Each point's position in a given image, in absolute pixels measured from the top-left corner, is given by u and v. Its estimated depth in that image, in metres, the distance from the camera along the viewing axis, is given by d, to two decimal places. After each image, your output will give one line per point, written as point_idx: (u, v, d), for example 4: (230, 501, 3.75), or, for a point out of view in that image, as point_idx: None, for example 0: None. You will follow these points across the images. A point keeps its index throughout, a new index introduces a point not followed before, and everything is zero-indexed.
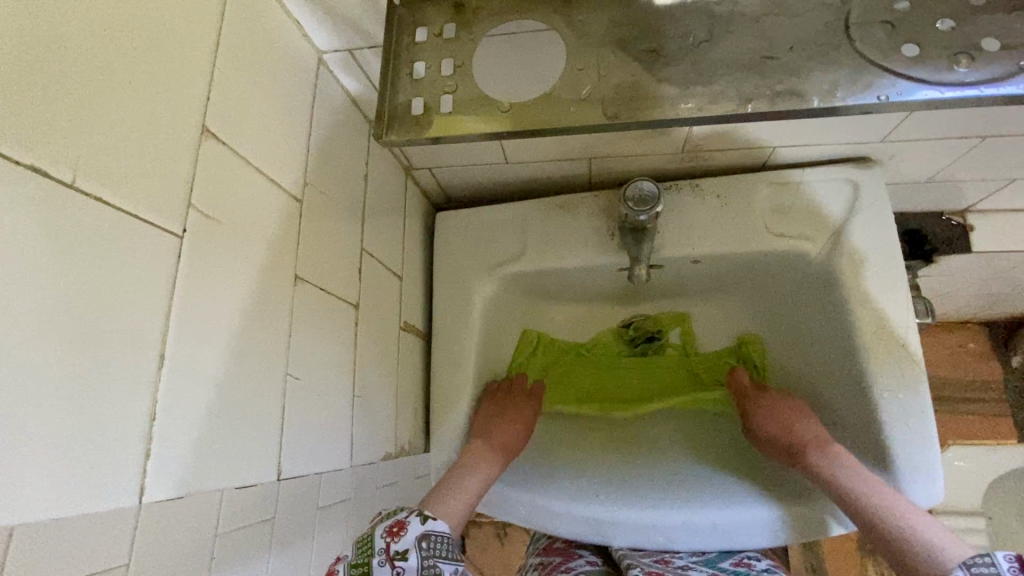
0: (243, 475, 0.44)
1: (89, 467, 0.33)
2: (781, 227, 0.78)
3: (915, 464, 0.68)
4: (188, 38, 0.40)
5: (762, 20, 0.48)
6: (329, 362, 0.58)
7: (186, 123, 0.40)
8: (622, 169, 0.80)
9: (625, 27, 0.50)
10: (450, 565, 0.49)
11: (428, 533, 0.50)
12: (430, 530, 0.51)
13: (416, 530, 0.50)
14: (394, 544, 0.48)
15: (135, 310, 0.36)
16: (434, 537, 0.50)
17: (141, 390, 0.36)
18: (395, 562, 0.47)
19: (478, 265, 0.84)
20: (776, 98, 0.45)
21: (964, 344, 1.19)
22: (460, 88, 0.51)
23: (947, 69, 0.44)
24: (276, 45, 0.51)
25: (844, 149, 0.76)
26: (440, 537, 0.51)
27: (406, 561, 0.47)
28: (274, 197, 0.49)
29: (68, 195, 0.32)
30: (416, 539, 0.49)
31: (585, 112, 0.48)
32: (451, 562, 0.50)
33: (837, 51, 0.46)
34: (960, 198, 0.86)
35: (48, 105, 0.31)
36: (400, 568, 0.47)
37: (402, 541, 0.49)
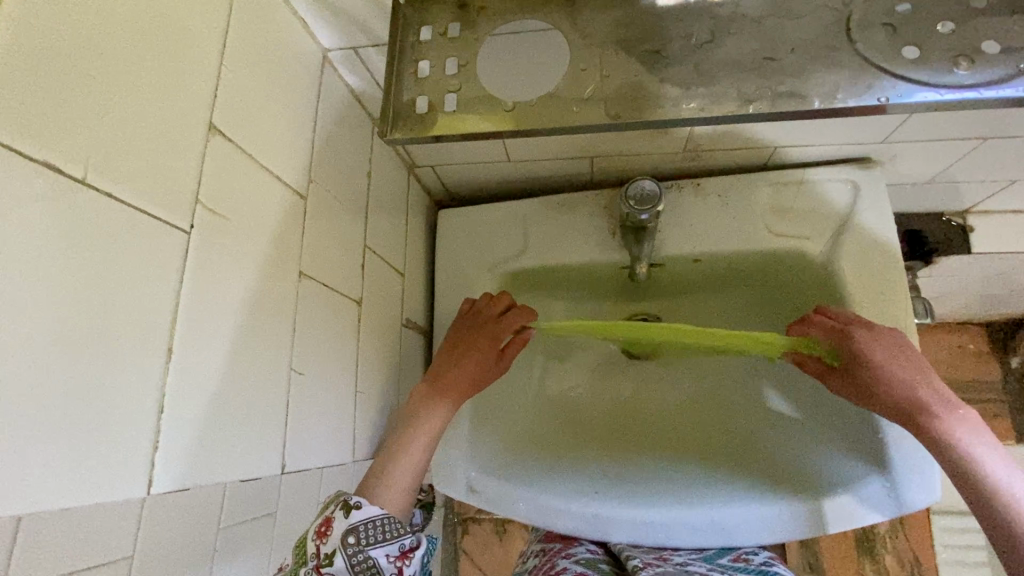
0: (247, 468, 0.45)
1: (98, 459, 0.33)
2: (781, 226, 0.78)
3: (911, 463, 0.70)
4: (194, 34, 0.41)
5: (764, 21, 0.48)
6: (332, 357, 0.58)
7: (194, 120, 0.41)
8: (624, 167, 0.81)
9: (628, 28, 0.51)
10: (386, 549, 0.46)
11: (355, 527, 0.46)
12: (355, 523, 0.46)
13: (341, 527, 0.46)
14: (323, 547, 0.45)
15: (144, 305, 0.36)
16: (360, 529, 0.46)
17: (150, 384, 0.36)
18: (322, 569, 0.44)
19: (479, 262, 0.85)
20: (777, 99, 0.46)
21: (964, 344, 1.20)
22: (464, 87, 0.52)
23: (947, 71, 0.44)
24: (281, 42, 0.51)
25: (845, 150, 0.76)
26: (368, 526, 0.46)
27: (333, 566, 0.44)
28: (279, 193, 0.50)
29: (79, 192, 0.32)
30: (341, 537, 0.45)
31: (587, 112, 0.49)
32: (383, 547, 0.46)
33: (838, 53, 0.46)
34: (960, 199, 0.86)
35: (60, 101, 0.31)
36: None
37: (329, 543, 0.45)
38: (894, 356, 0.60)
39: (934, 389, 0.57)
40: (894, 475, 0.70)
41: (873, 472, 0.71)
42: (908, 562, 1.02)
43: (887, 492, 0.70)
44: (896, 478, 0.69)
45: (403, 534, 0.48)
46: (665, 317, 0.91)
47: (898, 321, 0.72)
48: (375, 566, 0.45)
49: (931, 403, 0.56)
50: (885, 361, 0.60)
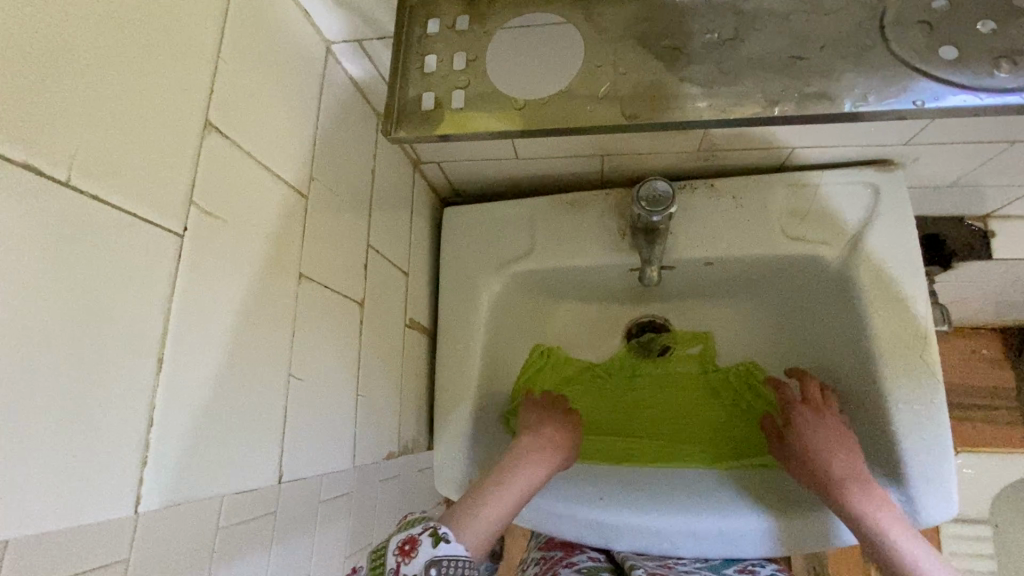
0: (244, 478, 0.44)
1: (83, 478, 0.32)
2: (797, 230, 0.76)
3: (928, 475, 0.67)
4: (189, 28, 0.39)
5: (791, 17, 0.46)
6: (333, 360, 0.57)
7: (189, 117, 0.39)
8: (635, 167, 0.78)
9: (646, 22, 0.48)
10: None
11: (439, 560, 0.45)
12: (440, 556, 0.46)
13: (427, 554, 0.45)
14: (405, 566, 0.45)
15: (132, 314, 0.34)
16: (444, 565, 0.45)
17: (140, 396, 0.35)
18: None
19: (486, 261, 0.83)
20: (804, 101, 0.43)
21: (978, 349, 1.17)
22: (472, 82, 0.49)
23: (988, 74, 0.41)
24: (282, 35, 0.49)
25: (866, 151, 0.73)
26: (453, 562, 0.46)
27: None
28: (279, 192, 0.48)
29: (65, 196, 0.30)
30: (425, 566, 0.45)
31: (602, 111, 0.46)
32: None
33: (869, 53, 0.44)
34: (982, 203, 0.83)
35: (41, 97, 0.29)
36: None
37: (413, 564, 0.45)
38: (830, 440, 0.70)
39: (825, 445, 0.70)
40: (909, 487, 0.68)
41: (888, 484, 0.70)
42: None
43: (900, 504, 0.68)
44: (911, 491, 0.68)
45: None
46: (674, 319, 0.90)
47: (917, 330, 0.70)
48: None
49: (848, 483, 0.66)
50: (821, 446, 0.70)
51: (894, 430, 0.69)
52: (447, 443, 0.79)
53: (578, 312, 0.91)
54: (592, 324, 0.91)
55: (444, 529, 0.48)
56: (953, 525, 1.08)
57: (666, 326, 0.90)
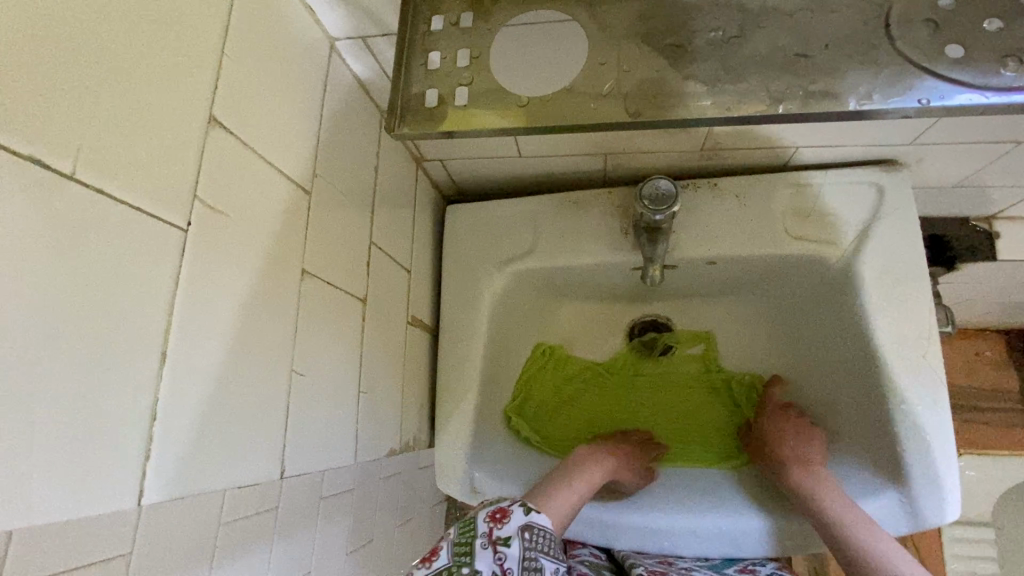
0: (247, 473, 0.44)
1: (86, 470, 0.32)
2: (800, 230, 0.76)
3: (930, 477, 0.67)
4: (194, 23, 0.39)
5: (797, 15, 0.46)
6: (336, 357, 0.57)
7: (193, 112, 0.39)
8: (639, 166, 0.78)
9: (651, 20, 0.48)
10: (549, 561, 0.51)
11: (531, 524, 0.52)
12: (533, 522, 0.53)
13: (518, 520, 0.52)
14: (497, 530, 0.51)
15: (136, 308, 0.34)
16: (536, 530, 0.52)
17: (142, 389, 0.35)
18: (496, 546, 0.50)
19: (488, 259, 0.83)
20: (809, 99, 0.43)
21: (980, 351, 1.17)
22: (476, 79, 0.49)
23: (994, 72, 0.41)
24: (286, 31, 0.49)
25: (870, 151, 0.73)
26: (542, 530, 0.53)
27: (508, 548, 0.50)
28: (282, 188, 0.48)
29: (70, 189, 0.31)
30: (519, 529, 0.52)
31: (605, 109, 0.46)
32: (549, 558, 0.51)
33: (875, 51, 0.44)
34: (987, 204, 0.83)
35: (46, 90, 0.30)
36: (502, 553, 0.50)
37: (505, 529, 0.51)
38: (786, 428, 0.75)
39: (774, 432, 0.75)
40: (912, 489, 0.68)
41: (889, 485, 0.70)
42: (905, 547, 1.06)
43: (901, 506, 0.68)
44: (912, 492, 0.67)
45: (561, 557, 0.53)
46: (676, 318, 0.90)
47: (921, 330, 0.70)
48: (540, 568, 0.50)
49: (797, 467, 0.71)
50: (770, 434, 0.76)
51: (895, 431, 0.69)
52: (448, 441, 0.79)
53: (579, 311, 0.91)
54: (593, 323, 0.91)
55: (530, 504, 0.55)
56: (955, 527, 1.08)
57: (668, 325, 0.90)
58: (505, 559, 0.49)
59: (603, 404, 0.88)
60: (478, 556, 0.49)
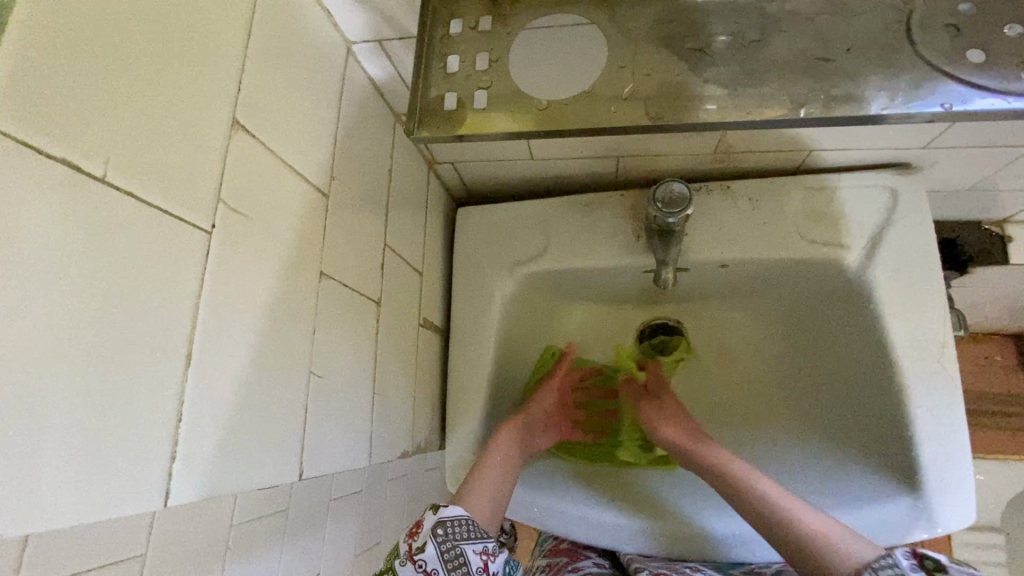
0: (267, 475, 0.44)
1: (116, 472, 0.32)
2: (814, 233, 0.76)
3: (945, 482, 0.67)
4: (217, 26, 0.39)
5: (817, 19, 0.45)
6: (351, 359, 0.57)
7: (217, 115, 0.39)
8: (651, 168, 0.78)
9: (670, 24, 0.48)
10: (474, 545, 0.50)
11: (444, 520, 0.51)
12: (445, 517, 0.51)
13: (431, 521, 0.51)
14: (414, 543, 0.50)
15: (162, 309, 0.35)
16: (449, 522, 0.51)
17: (169, 390, 0.35)
18: (415, 558, 0.49)
19: (498, 262, 0.83)
20: (830, 103, 0.43)
21: (991, 355, 1.16)
22: (495, 83, 0.49)
23: (1016, 77, 0.41)
24: (305, 34, 0.49)
25: (884, 154, 0.73)
26: (456, 521, 0.51)
27: (425, 553, 0.49)
28: (301, 191, 0.48)
29: (100, 192, 0.31)
30: (432, 528, 0.50)
31: (625, 112, 0.46)
32: (473, 542, 0.50)
33: (896, 56, 0.43)
34: (1000, 207, 0.83)
35: (78, 94, 0.30)
36: (421, 561, 0.48)
37: (420, 538, 0.50)
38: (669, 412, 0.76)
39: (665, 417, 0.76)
40: (926, 492, 0.67)
41: (903, 490, 0.69)
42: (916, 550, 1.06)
43: (917, 512, 0.68)
44: (927, 499, 0.67)
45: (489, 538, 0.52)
46: (687, 321, 0.90)
47: (936, 334, 0.70)
48: (465, 559, 0.49)
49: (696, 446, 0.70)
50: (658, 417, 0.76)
51: (909, 436, 0.69)
52: (459, 443, 0.79)
53: (590, 312, 0.90)
54: (603, 326, 0.91)
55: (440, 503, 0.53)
56: (965, 531, 1.08)
57: (679, 329, 0.90)
58: (426, 564, 0.48)
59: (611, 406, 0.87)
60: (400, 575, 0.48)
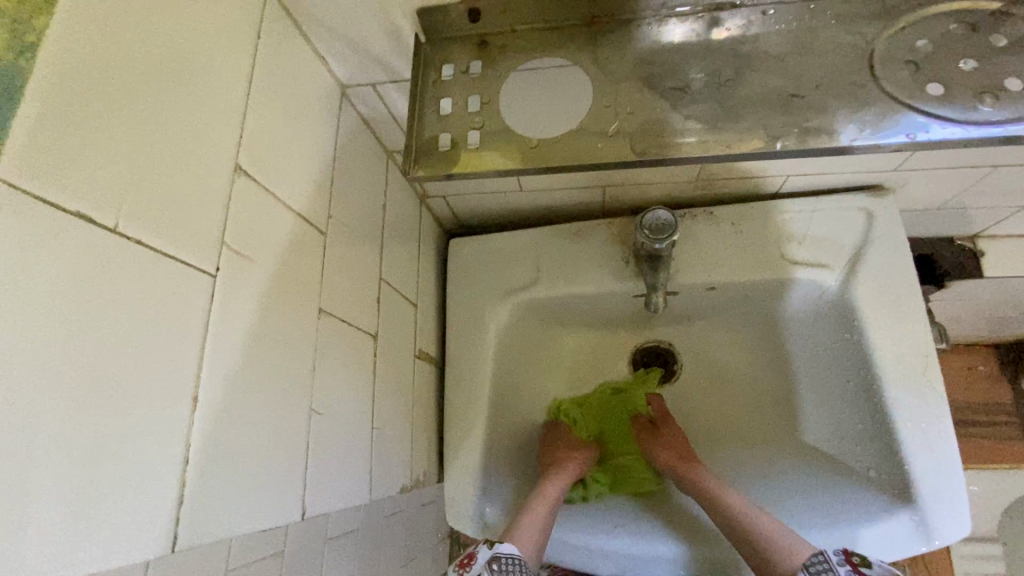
0: (268, 517, 0.44)
1: (123, 519, 0.32)
2: (796, 253, 0.78)
3: (939, 495, 0.68)
4: (223, 80, 0.41)
5: (786, 58, 0.49)
6: (350, 395, 0.57)
7: (222, 163, 0.40)
8: (636, 197, 0.81)
9: (650, 65, 0.51)
10: None
11: (498, 555, 0.61)
12: (499, 553, 0.61)
13: (485, 554, 0.61)
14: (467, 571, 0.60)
15: (171, 354, 0.35)
16: (504, 559, 0.61)
17: (175, 434, 0.35)
18: None
19: (493, 291, 0.84)
20: (804, 135, 0.45)
21: (974, 365, 1.19)
22: (487, 123, 0.51)
23: (973, 108, 0.44)
24: (301, 81, 0.51)
25: (856, 177, 0.77)
26: (508, 558, 0.61)
27: None
28: (300, 231, 0.50)
29: (113, 241, 0.32)
30: (488, 562, 0.60)
31: (612, 148, 0.48)
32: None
33: (862, 91, 0.46)
34: (970, 224, 0.87)
35: (97, 149, 0.31)
36: None
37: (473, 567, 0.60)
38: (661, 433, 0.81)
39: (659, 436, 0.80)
40: (922, 506, 0.68)
41: (900, 505, 0.70)
42: (919, 566, 1.06)
43: (915, 527, 0.68)
44: (924, 512, 0.68)
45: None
46: (678, 344, 0.92)
47: (919, 349, 0.72)
48: None
49: (686, 469, 0.76)
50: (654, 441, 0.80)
51: (901, 449, 0.70)
52: (458, 475, 0.79)
53: (582, 338, 0.92)
54: (596, 351, 0.92)
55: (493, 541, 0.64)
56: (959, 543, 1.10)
57: (671, 352, 0.92)
58: None
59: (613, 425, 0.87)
60: None
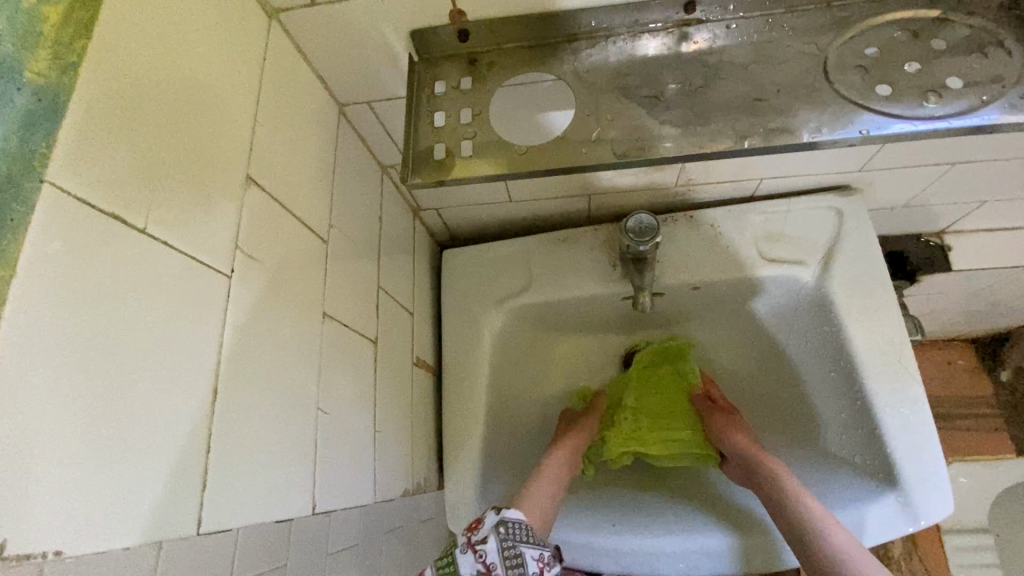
0: (278, 512, 0.45)
1: (151, 497, 0.34)
2: (773, 252, 0.82)
3: (921, 475, 0.71)
4: (234, 96, 0.44)
5: (750, 67, 0.53)
6: (353, 399, 0.59)
7: (234, 173, 0.43)
8: (620, 204, 0.85)
9: (626, 76, 0.55)
10: (530, 549, 0.59)
11: (504, 520, 0.60)
12: (506, 517, 0.61)
13: (492, 521, 0.60)
14: (475, 535, 0.58)
15: (190, 348, 0.38)
16: (509, 523, 0.60)
17: (196, 423, 0.38)
18: (476, 547, 0.57)
19: (486, 298, 0.87)
20: (769, 135, 0.49)
21: (953, 360, 1.24)
22: (478, 134, 0.55)
23: (918, 105, 0.48)
24: (302, 99, 0.55)
25: (825, 179, 0.81)
26: (515, 523, 0.61)
27: (485, 544, 0.57)
28: (305, 239, 0.52)
29: (141, 242, 0.34)
30: (494, 526, 0.59)
31: (594, 153, 0.52)
32: (529, 546, 0.59)
33: (819, 93, 0.51)
34: (936, 221, 0.92)
35: (129, 157, 0.34)
36: (481, 550, 0.56)
37: (481, 532, 0.59)
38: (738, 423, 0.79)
39: (739, 426, 0.78)
40: (904, 487, 0.71)
41: (885, 488, 0.72)
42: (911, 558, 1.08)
43: (900, 508, 0.71)
44: (908, 493, 0.71)
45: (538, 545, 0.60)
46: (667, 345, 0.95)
47: (893, 337, 0.76)
48: (521, 554, 0.57)
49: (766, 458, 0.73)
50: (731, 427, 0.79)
51: (882, 433, 0.73)
52: (458, 480, 0.81)
53: (574, 341, 0.95)
54: (589, 353, 0.96)
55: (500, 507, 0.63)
56: (949, 534, 1.12)
57: None
58: (485, 552, 0.56)
59: (662, 413, 0.87)
60: (461, 560, 0.55)
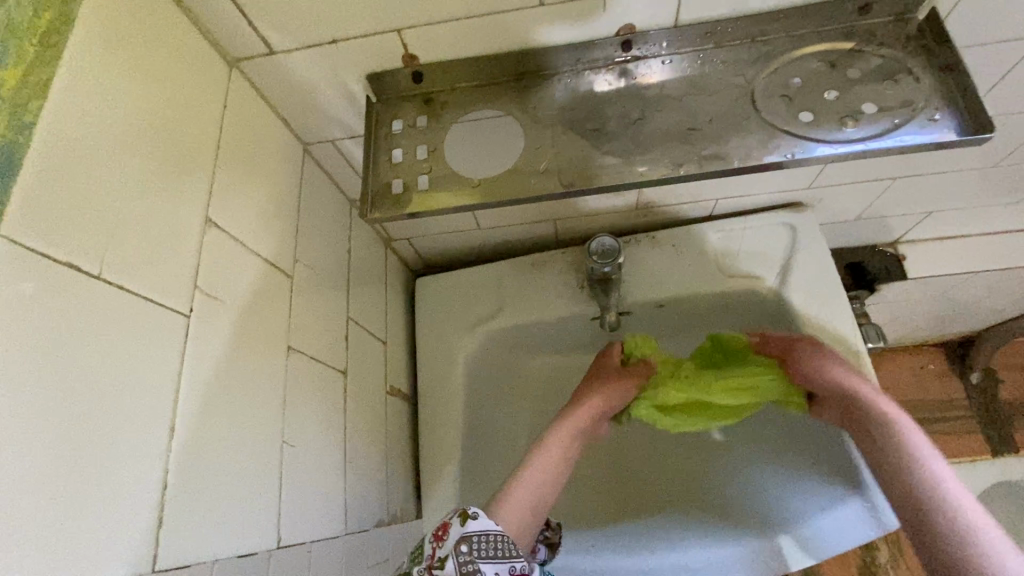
0: (246, 545, 0.46)
1: (107, 536, 0.34)
2: (732, 268, 0.85)
3: None
4: (192, 142, 0.46)
5: (684, 99, 0.57)
6: (323, 429, 0.60)
7: (192, 215, 0.45)
8: (584, 227, 0.88)
9: (572, 111, 0.59)
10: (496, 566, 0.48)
11: (468, 535, 0.49)
12: (469, 531, 0.50)
13: (456, 533, 0.50)
14: (438, 549, 0.49)
15: (148, 386, 0.39)
16: (474, 538, 0.49)
17: (154, 461, 0.38)
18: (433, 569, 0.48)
19: (459, 324, 0.89)
20: (703, 161, 0.53)
21: (925, 364, 1.27)
22: (434, 168, 0.58)
23: (838, 129, 0.52)
24: (263, 141, 0.57)
25: (776, 197, 0.86)
26: (481, 536, 0.50)
27: (442, 568, 0.47)
28: (268, 274, 0.54)
29: (96, 287, 0.36)
30: (455, 543, 0.49)
31: (544, 183, 0.55)
32: (496, 561, 0.48)
33: (748, 122, 0.54)
34: (889, 232, 0.96)
35: (83, 206, 0.35)
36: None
37: (444, 547, 0.49)
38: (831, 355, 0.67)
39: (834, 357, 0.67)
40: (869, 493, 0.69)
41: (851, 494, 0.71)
42: None
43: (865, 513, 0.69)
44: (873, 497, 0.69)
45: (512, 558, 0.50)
46: None
47: (851, 345, 0.78)
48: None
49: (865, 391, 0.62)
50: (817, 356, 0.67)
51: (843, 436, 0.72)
52: (436, 506, 0.81)
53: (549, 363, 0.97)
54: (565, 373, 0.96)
55: (472, 509, 0.52)
56: None
57: None
58: None
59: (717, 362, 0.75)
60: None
